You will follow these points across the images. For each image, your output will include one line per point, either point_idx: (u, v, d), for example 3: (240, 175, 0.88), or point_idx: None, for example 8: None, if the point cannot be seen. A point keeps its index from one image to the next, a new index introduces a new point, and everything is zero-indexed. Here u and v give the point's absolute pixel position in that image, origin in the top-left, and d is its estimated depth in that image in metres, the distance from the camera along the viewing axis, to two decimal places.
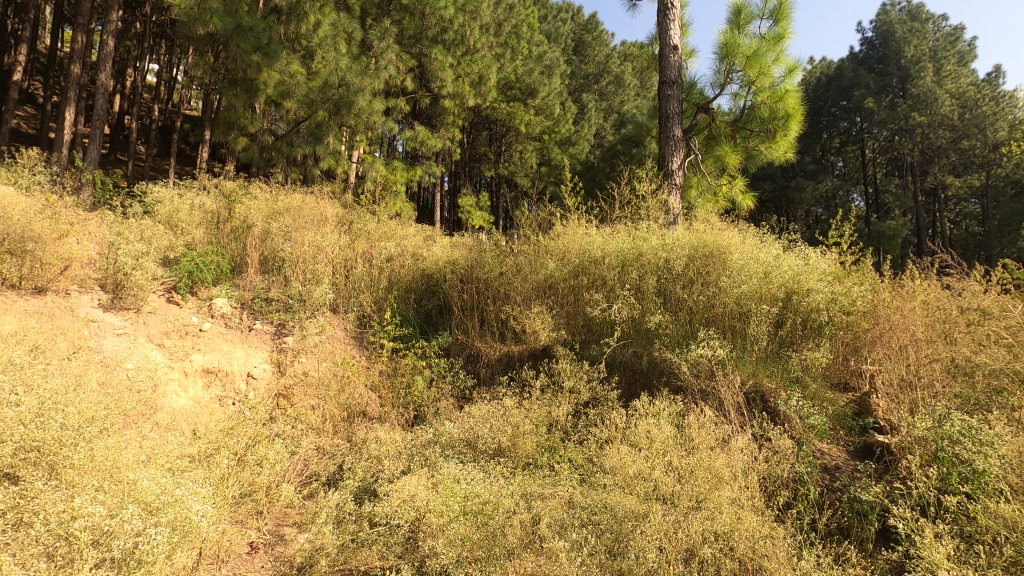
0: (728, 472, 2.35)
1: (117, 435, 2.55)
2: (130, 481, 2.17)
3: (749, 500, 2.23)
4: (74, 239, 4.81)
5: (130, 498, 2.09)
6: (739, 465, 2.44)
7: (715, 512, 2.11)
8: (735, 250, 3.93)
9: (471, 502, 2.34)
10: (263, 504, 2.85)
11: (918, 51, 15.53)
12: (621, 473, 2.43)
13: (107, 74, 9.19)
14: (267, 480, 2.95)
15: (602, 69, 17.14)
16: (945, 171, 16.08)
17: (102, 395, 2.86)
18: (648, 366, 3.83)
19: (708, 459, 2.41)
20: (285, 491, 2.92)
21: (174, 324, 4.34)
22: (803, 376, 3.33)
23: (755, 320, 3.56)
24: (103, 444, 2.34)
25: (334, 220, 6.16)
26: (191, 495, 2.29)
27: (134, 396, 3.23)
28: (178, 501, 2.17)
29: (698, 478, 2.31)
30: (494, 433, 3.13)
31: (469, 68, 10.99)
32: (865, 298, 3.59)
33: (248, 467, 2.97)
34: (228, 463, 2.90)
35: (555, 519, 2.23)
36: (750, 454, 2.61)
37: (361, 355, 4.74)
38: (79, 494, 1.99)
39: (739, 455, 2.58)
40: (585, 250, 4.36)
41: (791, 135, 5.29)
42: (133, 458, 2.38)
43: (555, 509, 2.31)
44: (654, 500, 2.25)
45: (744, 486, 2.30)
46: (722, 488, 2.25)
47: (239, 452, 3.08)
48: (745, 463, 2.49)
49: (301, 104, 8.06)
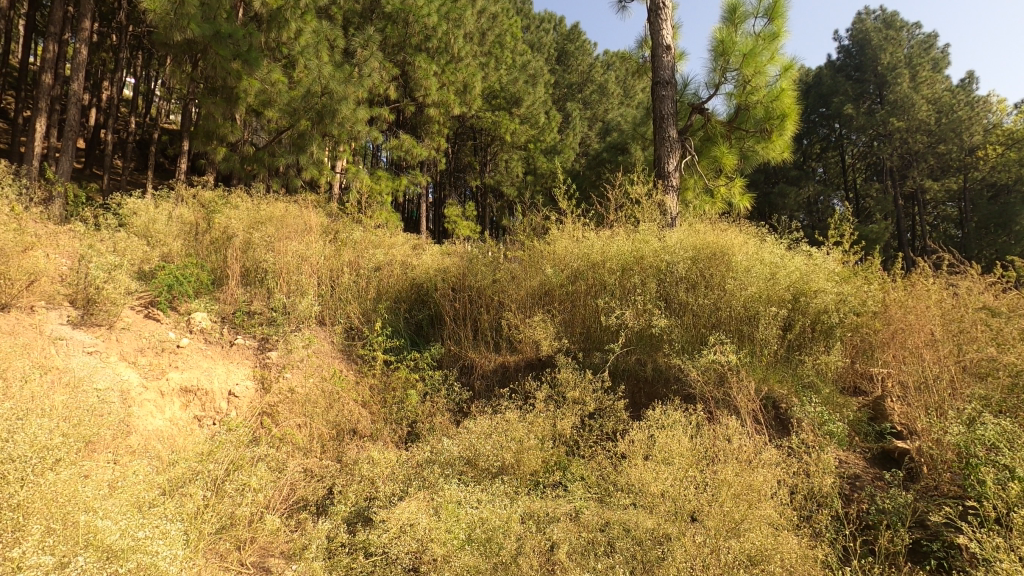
0: (760, 486, 2.17)
1: (77, 469, 2.31)
2: (88, 524, 1.92)
3: (785, 519, 2.05)
4: (41, 252, 4.54)
5: (84, 543, 1.85)
6: (767, 473, 2.28)
7: (747, 532, 1.94)
8: (738, 250, 3.81)
9: (479, 529, 2.14)
10: (246, 537, 2.62)
11: (894, 58, 16.01)
12: (644, 491, 2.25)
13: (80, 84, 8.89)
14: (249, 512, 2.71)
15: (585, 78, 17.14)
16: (923, 175, 16.23)
17: (59, 422, 2.63)
18: (654, 374, 3.67)
19: (733, 470, 2.25)
20: (268, 522, 2.69)
21: (149, 341, 4.09)
22: (816, 380, 3.19)
23: (764, 323, 3.41)
24: (56, 480, 2.10)
25: (318, 230, 5.97)
26: (158, 537, 2.05)
27: (99, 422, 2.99)
28: (146, 548, 1.93)
29: (724, 493, 2.13)
30: (497, 450, 2.91)
31: (454, 76, 10.87)
32: (875, 296, 3.51)
33: (226, 498, 2.73)
34: (204, 495, 2.67)
35: (573, 546, 2.04)
36: (775, 465, 2.43)
37: (350, 369, 4.53)
38: (21, 540, 1.74)
39: (766, 467, 2.40)
40: (584, 254, 4.19)
41: (787, 134, 5.19)
42: (92, 495, 2.13)
43: (570, 532, 2.12)
44: (681, 520, 2.06)
45: (770, 497, 2.15)
46: (760, 507, 2.05)
47: (218, 479, 2.85)
48: (772, 472, 2.32)
49: (283, 113, 7.88)
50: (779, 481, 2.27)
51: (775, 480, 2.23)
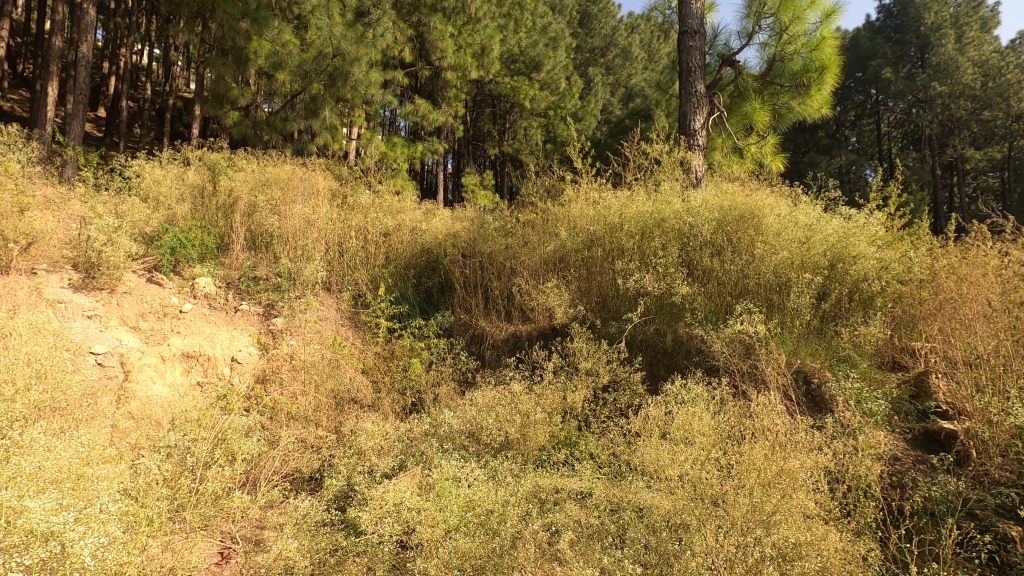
0: (798, 472, 1.91)
1: (20, 441, 2.09)
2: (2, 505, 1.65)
3: (821, 509, 1.82)
4: (40, 213, 4.40)
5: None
6: (800, 454, 2.02)
7: (782, 526, 1.69)
8: (769, 212, 3.49)
9: (473, 512, 1.94)
10: (212, 516, 2.37)
11: (938, 18, 14.98)
12: (662, 476, 2.02)
13: (89, 47, 8.70)
14: (218, 487, 2.46)
15: (609, 41, 16.35)
16: (965, 143, 15.03)
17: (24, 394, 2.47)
18: (674, 346, 3.41)
19: (760, 450, 2.03)
20: (239, 500, 2.46)
21: (151, 305, 3.97)
22: (852, 354, 2.92)
23: (796, 291, 3.12)
24: None
25: (326, 193, 5.72)
26: (90, 520, 1.80)
27: (72, 388, 2.84)
28: (62, 536, 1.64)
29: (751, 480, 1.88)
30: (500, 424, 2.71)
31: (471, 38, 10.44)
32: (922, 263, 3.19)
33: (203, 470, 2.54)
34: (170, 466, 2.45)
35: (576, 535, 1.86)
36: (813, 445, 2.17)
37: (355, 336, 4.38)
38: None
39: (803, 447, 2.13)
40: (601, 217, 3.90)
41: (826, 89, 4.78)
42: (25, 471, 1.90)
43: (577, 521, 1.93)
44: (703, 506, 1.83)
45: (810, 485, 1.91)
46: (796, 496, 1.80)
47: (198, 449, 2.64)
48: (809, 453, 2.06)
49: (295, 76, 7.63)
50: (818, 459, 2.03)
51: (813, 461, 1.97)
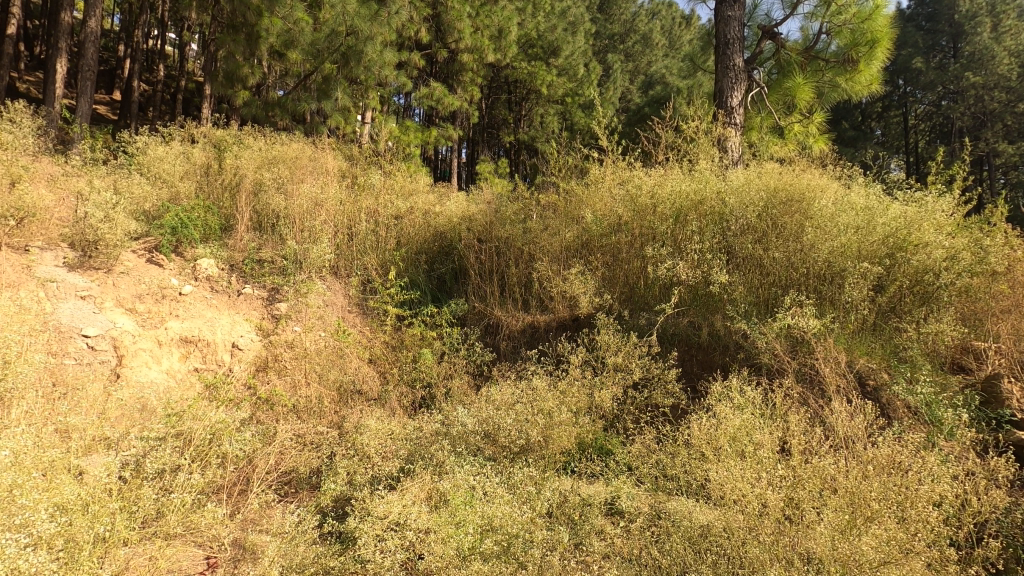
0: (893, 503, 1.60)
1: None
2: None
3: (927, 548, 1.48)
4: (35, 187, 4.17)
5: None
6: (891, 480, 1.69)
7: None
8: (822, 195, 3.14)
9: (495, 543, 1.67)
10: (177, 532, 1.96)
11: (975, 5, 14.24)
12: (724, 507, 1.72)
13: (97, 22, 8.45)
14: (187, 498, 2.07)
15: (629, 28, 15.79)
16: (999, 136, 13.93)
17: None
18: (710, 341, 3.11)
19: (844, 480, 1.68)
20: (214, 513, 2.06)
21: (149, 286, 3.72)
22: (915, 354, 2.60)
23: (852, 281, 2.79)
24: None
25: (336, 173, 5.42)
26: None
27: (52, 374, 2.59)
28: None
29: (833, 513, 1.56)
30: (521, 425, 2.43)
31: (488, 20, 9.98)
32: (999, 252, 2.81)
33: (171, 478, 2.15)
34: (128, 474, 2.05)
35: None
36: (906, 469, 1.80)
37: (363, 324, 4.13)
38: None
39: (889, 469, 1.80)
40: (632, 197, 3.58)
41: (877, 64, 4.40)
42: None
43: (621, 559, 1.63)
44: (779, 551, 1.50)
45: (904, 517, 1.58)
46: (891, 534, 1.47)
47: (169, 451, 2.26)
48: (909, 479, 1.70)
49: (306, 55, 7.37)
50: (917, 482, 1.68)
51: (914, 492, 1.61)
